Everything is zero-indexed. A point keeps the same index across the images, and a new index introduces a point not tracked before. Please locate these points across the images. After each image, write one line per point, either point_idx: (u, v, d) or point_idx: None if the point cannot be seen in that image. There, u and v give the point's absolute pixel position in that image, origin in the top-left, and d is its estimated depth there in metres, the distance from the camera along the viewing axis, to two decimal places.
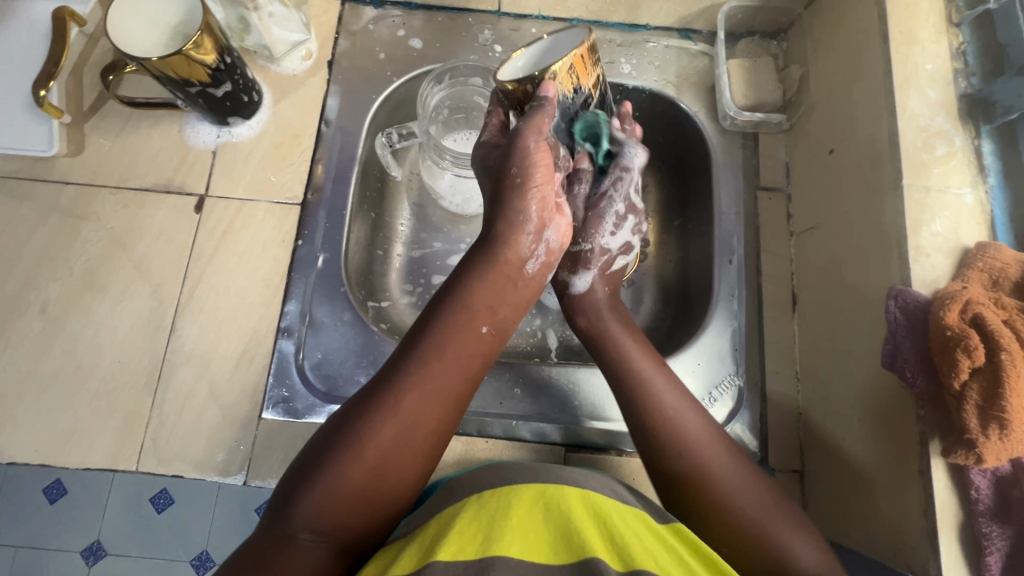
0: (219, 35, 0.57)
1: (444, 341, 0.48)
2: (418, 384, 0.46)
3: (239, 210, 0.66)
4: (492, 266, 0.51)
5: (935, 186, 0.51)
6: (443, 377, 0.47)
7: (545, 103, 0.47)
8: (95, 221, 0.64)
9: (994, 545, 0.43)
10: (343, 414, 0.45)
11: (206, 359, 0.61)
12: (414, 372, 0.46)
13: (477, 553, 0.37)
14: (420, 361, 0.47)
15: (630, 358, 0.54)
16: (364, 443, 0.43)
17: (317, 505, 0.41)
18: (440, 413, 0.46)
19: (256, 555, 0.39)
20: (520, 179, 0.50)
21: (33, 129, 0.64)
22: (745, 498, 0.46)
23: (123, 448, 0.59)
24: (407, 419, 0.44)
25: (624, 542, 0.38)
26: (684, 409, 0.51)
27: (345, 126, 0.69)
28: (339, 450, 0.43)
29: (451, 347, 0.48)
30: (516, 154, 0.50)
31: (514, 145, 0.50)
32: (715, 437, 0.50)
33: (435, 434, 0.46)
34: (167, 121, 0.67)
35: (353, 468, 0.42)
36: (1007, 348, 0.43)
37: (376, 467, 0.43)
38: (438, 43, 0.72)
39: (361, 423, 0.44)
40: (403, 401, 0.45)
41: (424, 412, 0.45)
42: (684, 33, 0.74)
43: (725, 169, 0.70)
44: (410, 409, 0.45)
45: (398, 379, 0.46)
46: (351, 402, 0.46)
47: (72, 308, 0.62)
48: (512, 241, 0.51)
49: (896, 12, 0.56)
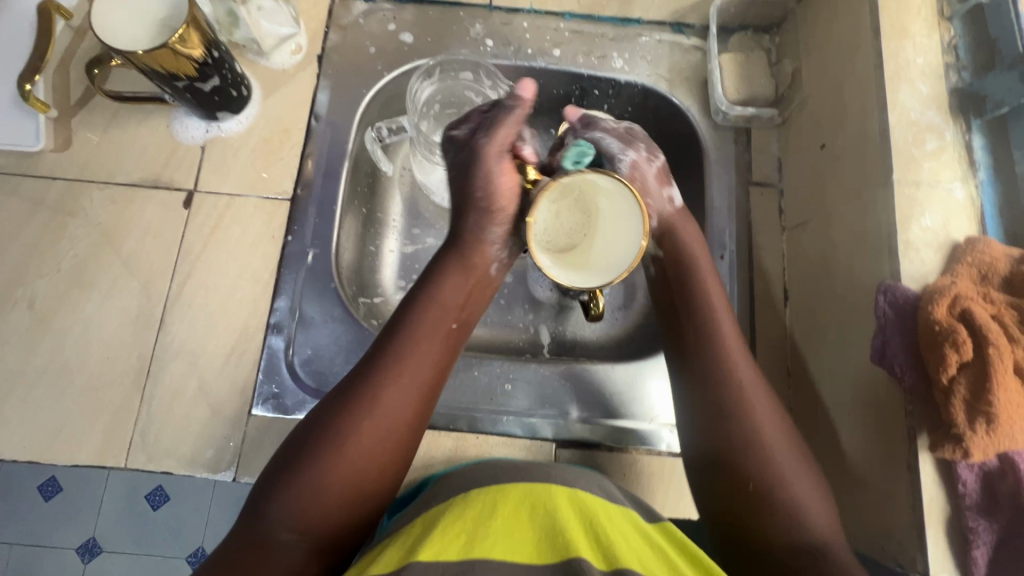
0: (206, 29, 0.57)
1: (416, 337, 0.48)
2: (392, 381, 0.46)
3: (228, 206, 0.65)
4: (459, 264, 0.53)
5: (925, 181, 0.51)
6: (416, 372, 0.47)
7: (515, 103, 0.56)
8: (84, 217, 0.64)
9: (981, 539, 0.43)
10: (314, 419, 0.46)
11: (196, 356, 0.61)
12: (386, 370, 0.46)
13: (464, 554, 0.36)
14: (394, 358, 0.47)
15: (718, 337, 0.51)
16: (341, 444, 0.43)
17: (295, 508, 0.41)
18: (413, 410, 0.46)
19: (237, 557, 0.40)
20: (484, 199, 0.53)
21: (20, 124, 0.64)
22: (782, 457, 0.46)
23: (111, 443, 0.59)
24: (380, 417, 0.45)
25: (608, 542, 0.38)
26: (748, 380, 0.49)
27: (335, 121, 0.68)
28: (316, 452, 0.43)
29: (421, 340, 0.48)
30: (479, 175, 0.53)
31: (480, 168, 0.54)
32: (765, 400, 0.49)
33: (408, 430, 0.46)
34: (155, 116, 0.67)
35: (331, 470, 0.42)
36: (995, 343, 0.42)
37: (353, 469, 0.43)
38: (429, 38, 0.71)
39: (335, 424, 0.44)
40: (377, 400, 0.45)
41: (399, 407, 0.45)
42: (676, 28, 0.74)
43: (717, 164, 0.70)
44: (383, 409, 0.45)
45: (370, 378, 0.46)
46: (323, 404, 0.46)
47: (59, 305, 0.62)
48: (479, 248, 0.54)
49: (888, 5, 0.55)
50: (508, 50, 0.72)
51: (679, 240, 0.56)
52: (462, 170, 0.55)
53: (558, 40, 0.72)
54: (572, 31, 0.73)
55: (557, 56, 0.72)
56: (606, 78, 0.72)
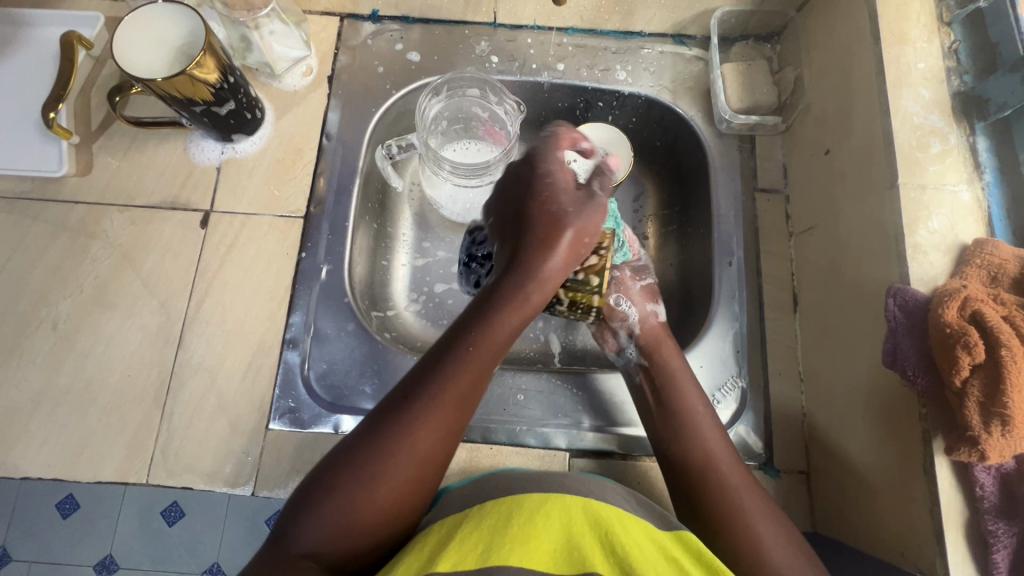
0: (221, 54, 0.59)
1: (460, 378, 0.46)
2: (428, 424, 0.44)
3: (244, 224, 0.67)
4: (515, 302, 0.49)
5: (931, 184, 0.51)
6: (453, 412, 0.46)
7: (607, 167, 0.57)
8: (104, 239, 0.66)
9: (1001, 542, 0.43)
10: (348, 447, 0.45)
11: (214, 372, 0.62)
12: (423, 412, 0.45)
13: (481, 563, 0.37)
14: (432, 396, 0.45)
15: (699, 434, 0.54)
16: (374, 480, 0.43)
17: (323, 534, 0.42)
18: (444, 451, 0.46)
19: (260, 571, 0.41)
20: (543, 232, 0.50)
21: (45, 152, 0.66)
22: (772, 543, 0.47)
23: (134, 461, 0.60)
24: (414, 457, 0.44)
25: (626, 554, 0.38)
26: (734, 471, 0.52)
27: (345, 139, 0.70)
28: (346, 483, 0.43)
29: (461, 377, 0.46)
30: (582, 211, 0.51)
31: (590, 210, 0.51)
32: (748, 484, 0.51)
33: (439, 468, 0.46)
34: (173, 139, 0.69)
35: (362, 504, 0.42)
36: (1007, 344, 0.43)
37: (381, 504, 0.43)
38: (436, 56, 0.73)
39: (366, 460, 0.43)
40: (414, 441, 0.44)
41: (436, 449, 0.45)
42: (678, 39, 0.75)
43: (722, 172, 0.71)
44: (418, 452, 0.44)
45: (408, 416, 0.44)
46: (351, 436, 0.45)
47: (82, 324, 0.63)
48: (540, 288, 0.49)
49: (886, 12, 0.56)
50: (512, 65, 0.73)
51: (656, 341, 0.59)
52: (552, 195, 0.51)
53: (562, 55, 0.74)
54: (575, 45, 0.74)
55: (561, 70, 0.73)
56: (610, 90, 0.73)
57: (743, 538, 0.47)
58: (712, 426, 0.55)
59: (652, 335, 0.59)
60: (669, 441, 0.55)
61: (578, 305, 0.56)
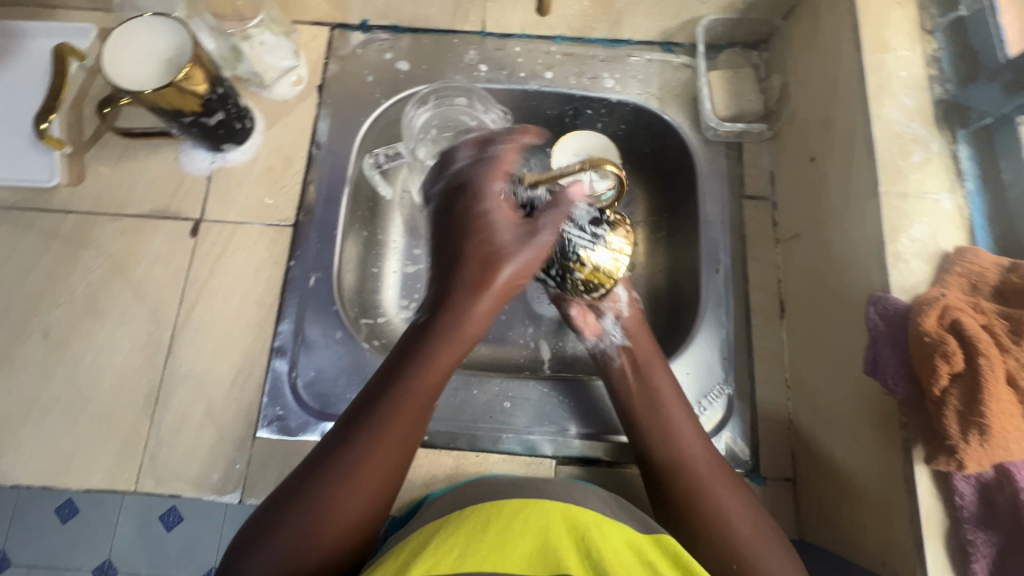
0: (210, 66, 0.59)
1: (395, 419, 0.46)
2: (366, 461, 0.44)
3: (233, 233, 0.68)
4: (449, 338, 0.46)
5: (912, 193, 0.51)
6: (390, 449, 0.45)
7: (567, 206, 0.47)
8: (96, 248, 0.66)
9: (980, 551, 0.43)
10: (295, 479, 0.45)
11: (203, 380, 0.63)
12: (359, 450, 0.44)
13: (456, 568, 0.37)
14: (367, 435, 0.45)
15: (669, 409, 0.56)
16: (317, 515, 0.43)
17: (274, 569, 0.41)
18: (385, 486, 0.45)
19: None
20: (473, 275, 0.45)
21: (38, 162, 0.67)
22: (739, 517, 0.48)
23: (123, 468, 0.60)
24: (355, 491, 0.44)
25: (600, 557, 0.38)
26: (699, 448, 0.53)
27: (334, 148, 0.71)
28: (290, 518, 0.43)
29: (397, 415, 0.46)
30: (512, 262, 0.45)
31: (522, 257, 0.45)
32: (716, 465, 0.52)
33: (383, 500, 0.46)
34: (164, 149, 0.70)
35: (307, 541, 0.42)
36: (985, 353, 0.43)
37: (327, 539, 0.43)
38: (425, 65, 0.74)
39: (309, 493, 0.43)
40: (352, 477, 0.44)
41: (377, 483, 0.45)
42: (666, 47, 0.75)
43: (710, 179, 0.71)
44: (359, 487, 0.44)
45: (345, 455, 0.44)
46: (294, 472, 0.45)
47: (73, 332, 0.64)
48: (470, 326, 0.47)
49: (869, 20, 0.56)
50: (501, 74, 0.74)
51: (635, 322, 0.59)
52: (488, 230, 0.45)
53: (550, 63, 0.74)
54: (563, 53, 0.74)
55: (549, 78, 0.73)
56: (598, 98, 0.73)
57: (712, 510, 0.49)
58: (682, 409, 0.56)
59: (636, 321, 0.59)
60: (643, 419, 0.56)
61: (591, 280, 0.50)
